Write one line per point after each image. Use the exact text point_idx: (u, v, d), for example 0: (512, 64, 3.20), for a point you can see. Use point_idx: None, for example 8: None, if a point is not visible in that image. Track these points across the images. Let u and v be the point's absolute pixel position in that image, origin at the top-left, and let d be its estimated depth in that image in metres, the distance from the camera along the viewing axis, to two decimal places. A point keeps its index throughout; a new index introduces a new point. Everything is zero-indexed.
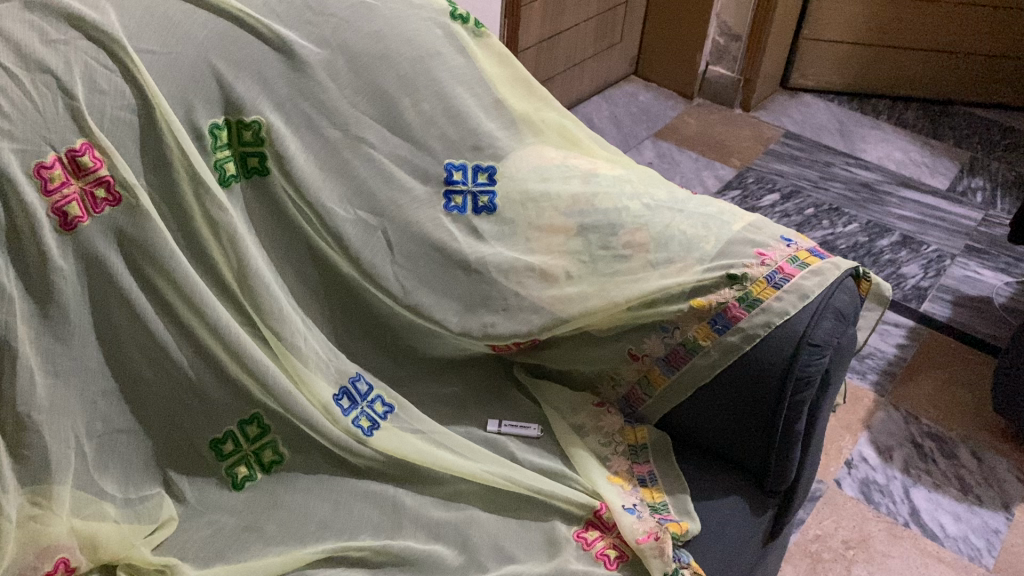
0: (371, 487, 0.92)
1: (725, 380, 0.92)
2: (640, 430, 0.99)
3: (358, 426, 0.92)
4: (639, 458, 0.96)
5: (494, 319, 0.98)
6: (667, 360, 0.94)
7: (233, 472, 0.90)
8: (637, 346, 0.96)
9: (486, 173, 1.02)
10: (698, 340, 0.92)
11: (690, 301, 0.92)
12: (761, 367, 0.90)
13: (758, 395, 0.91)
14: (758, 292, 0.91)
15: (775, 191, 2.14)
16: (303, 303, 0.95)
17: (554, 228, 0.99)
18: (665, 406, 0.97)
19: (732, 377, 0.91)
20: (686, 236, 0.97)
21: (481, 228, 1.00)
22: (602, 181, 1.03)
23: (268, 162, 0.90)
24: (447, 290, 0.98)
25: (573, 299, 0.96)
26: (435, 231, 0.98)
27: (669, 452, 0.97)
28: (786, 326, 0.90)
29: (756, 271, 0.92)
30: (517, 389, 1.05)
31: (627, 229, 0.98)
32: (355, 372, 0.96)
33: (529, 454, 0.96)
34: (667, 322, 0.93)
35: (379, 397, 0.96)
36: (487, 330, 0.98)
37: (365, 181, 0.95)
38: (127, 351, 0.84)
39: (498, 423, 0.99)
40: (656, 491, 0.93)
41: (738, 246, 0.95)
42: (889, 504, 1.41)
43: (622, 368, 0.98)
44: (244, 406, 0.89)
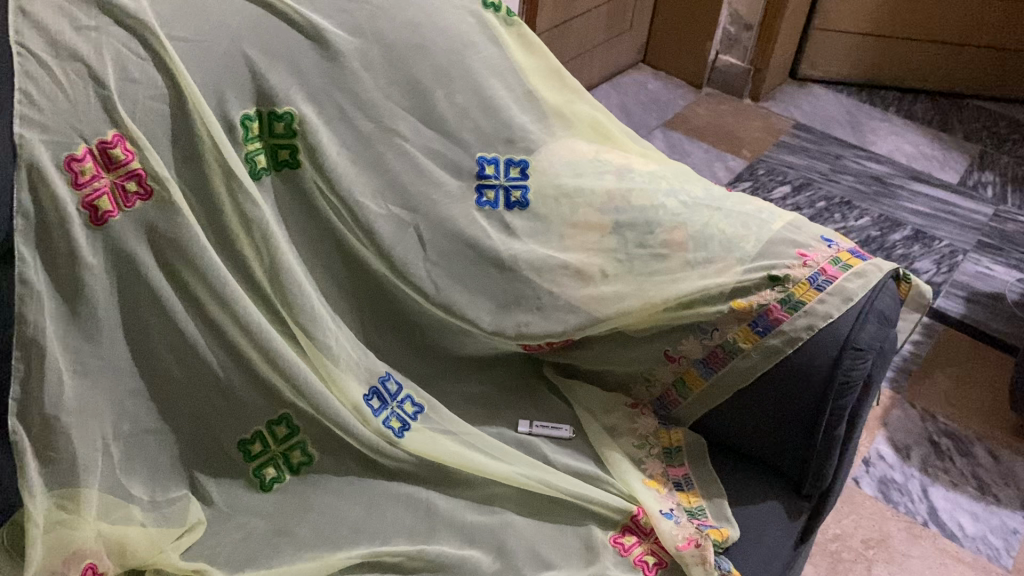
0: (402, 490, 0.90)
1: (765, 383, 0.90)
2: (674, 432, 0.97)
3: (389, 427, 0.90)
4: (674, 461, 0.94)
5: (528, 318, 0.96)
6: (706, 361, 0.93)
7: (262, 474, 0.88)
8: (674, 347, 0.94)
9: (518, 168, 1.00)
10: (738, 343, 0.91)
11: (730, 303, 0.90)
12: (803, 371, 0.88)
13: (799, 399, 0.89)
14: (801, 294, 0.89)
15: (786, 183, 2.12)
16: (332, 300, 0.92)
17: (589, 225, 0.98)
18: (701, 408, 0.95)
19: (772, 380, 0.90)
20: (726, 236, 0.95)
21: (514, 224, 0.98)
22: (637, 178, 1.01)
23: (299, 154, 0.87)
24: (480, 287, 0.95)
25: (608, 299, 0.94)
26: (469, 227, 0.95)
27: (704, 454, 0.95)
28: (829, 329, 0.88)
29: (799, 272, 0.91)
30: (546, 388, 1.03)
31: (665, 227, 0.96)
32: (385, 372, 0.94)
33: (562, 457, 0.94)
34: (706, 323, 0.92)
35: (409, 397, 0.94)
36: (521, 329, 0.96)
37: (398, 175, 0.92)
38: (155, 350, 0.81)
39: (529, 423, 0.97)
40: (693, 495, 0.91)
41: (779, 246, 0.93)
42: (907, 503, 1.40)
43: (657, 369, 0.96)
44: (273, 406, 0.87)
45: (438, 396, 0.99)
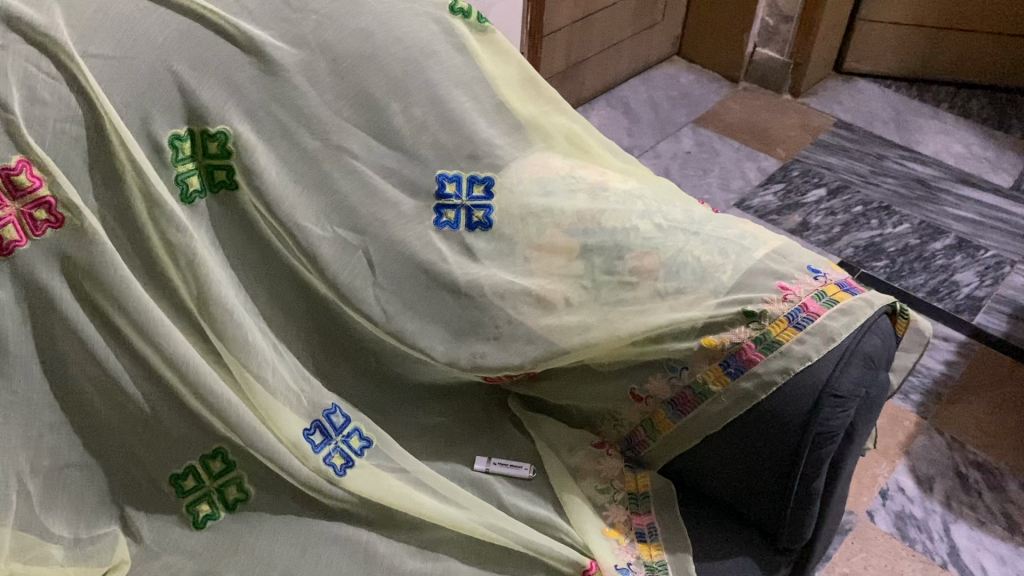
0: (342, 532, 0.85)
1: (735, 429, 0.82)
2: (642, 476, 0.89)
3: (330, 464, 0.85)
4: (639, 508, 0.87)
5: (484, 348, 0.89)
6: (674, 403, 0.85)
7: (194, 511, 0.84)
8: (641, 386, 0.86)
9: (482, 186, 0.93)
10: (707, 384, 0.83)
11: (700, 340, 0.82)
12: (777, 417, 0.80)
13: (773, 448, 0.81)
14: (778, 333, 0.81)
15: (820, 186, 2.00)
16: (277, 327, 0.87)
17: (556, 248, 0.90)
18: (670, 453, 0.87)
19: (744, 426, 0.82)
20: (701, 265, 0.86)
21: (475, 246, 0.91)
22: (611, 196, 0.93)
23: (236, 175, 0.82)
24: (434, 315, 0.89)
25: (570, 330, 0.87)
26: (423, 250, 0.89)
27: (673, 501, 0.87)
28: (806, 373, 0.80)
29: (777, 308, 0.82)
30: (510, 421, 0.96)
31: (635, 253, 0.88)
32: (331, 403, 0.88)
33: (518, 500, 0.88)
34: (674, 361, 0.84)
35: (356, 430, 0.89)
36: (476, 361, 0.89)
37: (345, 196, 0.86)
38: (75, 381, 0.77)
39: (486, 461, 0.91)
40: (655, 548, 0.84)
41: (758, 277, 0.85)
42: (925, 542, 1.30)
43: (623, 408, 0.88)
44: (207, 440, 0.83)
45: (391, 428, 0.93)
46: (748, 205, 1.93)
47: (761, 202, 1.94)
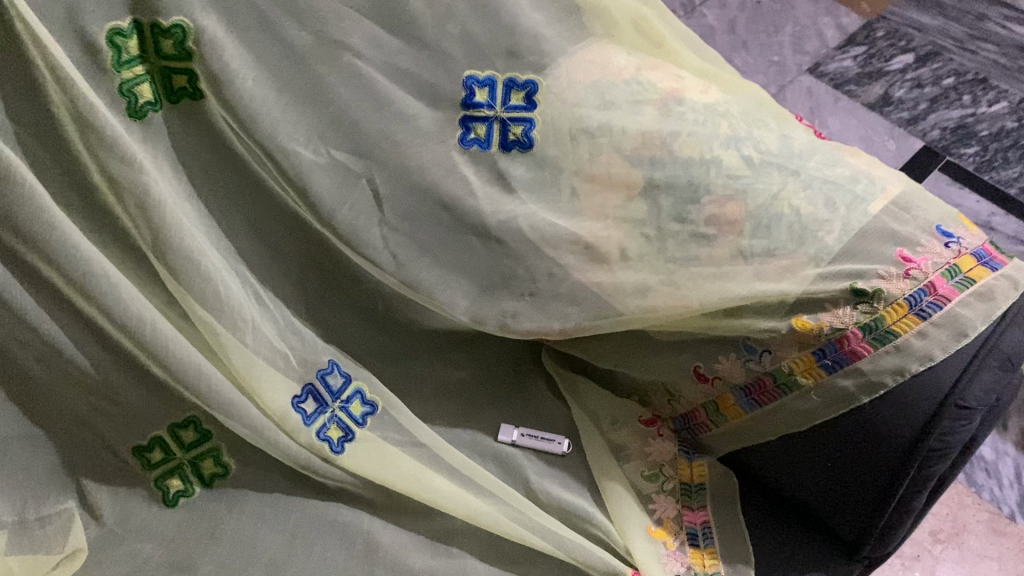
0: (340, 517, 0.71)
1: (824, 432, 0.66)
2: (700, 464, 0.74)
3: (325, 439, 0.70)
4: (694, 502, 0.73)
5: (515, 308, 0.73)
6: (750, 392, 0.68)
7: (164, 486, 0.70)
8: (708, 365, 0.70)
9: (523, 92, 0.72)
10: (795, 376, 0.66)
11: (791, 321, 0.65)
12: (881, 427, 0.64)
13: (870, 462, 0.65)
14: (894, 323, 0.63)
15: (908, 50, 1.72)
16: (259, 271, 0.71)
17: (613, 181, 0.71)
18: (736, 444, 0.72)
19: (837, 430, 0.66)
20: (799, 219, 0.67)
21: (510, 172, 0.71)
22: (688, 112, 0.72)
23: (200, 82, 0.62)
24: (458, 262, 0.72)
25: (627, 293, 0.70)
26: (443, 178, 0.69)
27: (734, 498, 0.73)
28: (928, 375, 0.63)
29: (896, 288, 0.63)
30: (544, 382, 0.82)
31: (714, 197, 0.68)
32: (328, 361, 0.73)
33: (549, 484, 0.74)
34: (754, 341, 0.67)
35: (358, 393, 0.74)
36: (507, 321, 0.74)
37: (346, 109, 0.67)
38: (6, 347, 0.62)
39: (512, 432, 0.77)
40: (710, 557, 0.70)
41: (872, 242, 0.66)
42: (993, 489, 1.17)
43: (682, 385, 0.72)
44: (175, 408, 0.68)
45: (400, 389, 0.78)
46: (823, 71, 1.68)
47: (839, 68, 1.68)
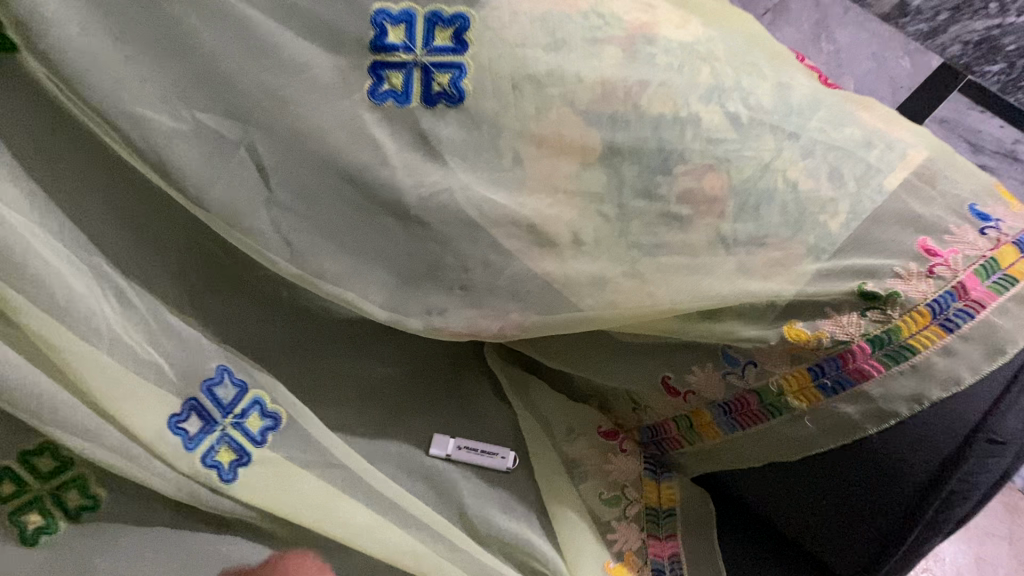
0: (237, 553, 0.60)
1: (819, 463, 0.54)
2: (668, 488, 0.62)
3: (213, 465, 0.57)
4: (662, 530, 0.61)
5: (443, 303, 0.58)
6: (731, 411, 0.56)
7: (20, 523, 0.56)
8: (678, 376, 0.57)
9: (451, 29, 0.54)
10: (786, 397, 0.53)
11: (782, 329, 0.52)
12: (893, 462, 0.52)
13: (876, 501, 0.53)
14: (912, 337, 0.50)
15: None
16: (124, 258, 0.57)
17: (565, 145, 0.54)
18: (713, 467, 0.60)
19: (835, 462, 0.53)
20: (795, 198, 0.53)
21: (436, 134, 0.54)
22: (663, 52, 0.56)
23: (8, 29, 0.49)
24: (370, 246, 0.57)
25: (582, 286, 0.56)
26: (348, 144, 0.54)
27: (710, 529, 0.62)
28: (952, 402, 0.50)
29: (915, 289, 0.50)
30: (488, 382, 0.70)
31: (690, 166, 0.54)
32: (217, 368, 0.60)
33: (489, 510, 0.62)
34: (735, 352, 0.54)
35: (256, 404, 0.61)
36: (432, 319, 0.59)
37: (213, 58, 0.52)
38: None
39: (447, 446, 0.64)
40: None
41: (888, 229, 0.52)
42: None
43: (646, 394, 0.60)
44: (23, 432, 0.57)
45: (315, 397, 0.65)
46: None
47: None
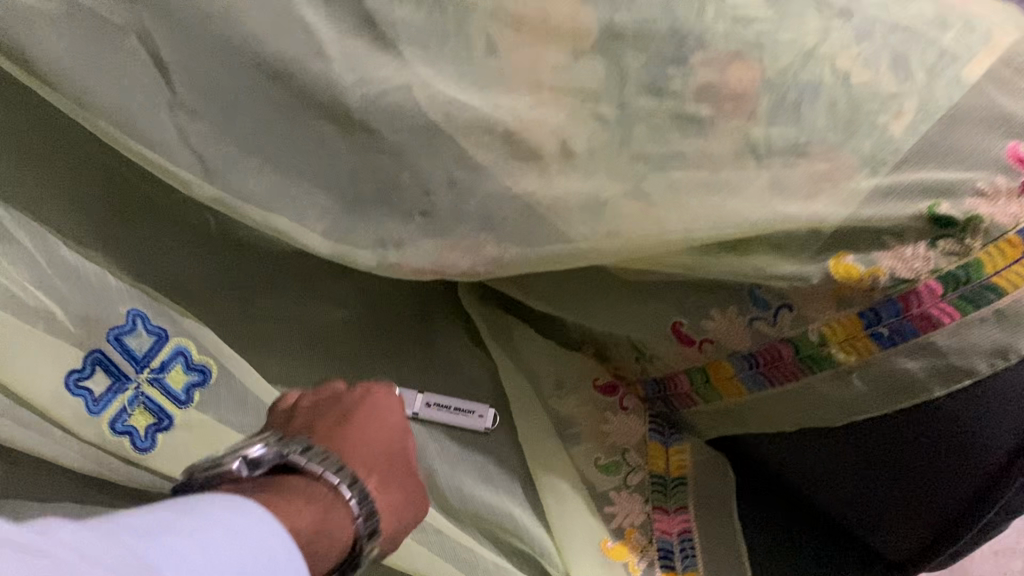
0: None
1: (876, 436, 0.44)
2: (678, 451, 0.53)
3: (125, 432, 0.47)
4: (671, 502, 0.51)
5: (399, 232, 0.47)
6: (760, 365, 0.45)
7: None
8: (693, 321, 0.46)
9: None
10: (830, 348, 0.42)
11: (830, 263, 0.41)
12: (971, 437, 0.41)
13: (947, 483, 0.43)
14: (999, 275, 0.39)
15: None
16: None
17: (549, 28, 0.42)
18: (734, 429, 0.50)
19: (899, 436, 0.43)
20: (847, 93, 0.41)
21: (386, 15, 0.43)
22: None
23: None
24: (306, 162, 0.46)
25: (572, 210, 0.44)
26: (272, 29, 0.42)
27: (728, 504, 0.52)
28: None
29: (1004, 211, 0.39)
30: (464, 325, 0.59)
31: (709, 54, 0.42)
32: (126, 314, 0.49)
33: (462, 478, 0.51)
34: (766, 292, 0.43)
35: (180, 355, 0.50)
36: (388, 253, 0.47)
37: None
38: None
39: (414, 404, 0.53)
40: None
41: (969, 133, 0.40)
42: None
43: (654, 343, 0.49)
44: None
45: (252, 347, 0.54)
46: None
47: None
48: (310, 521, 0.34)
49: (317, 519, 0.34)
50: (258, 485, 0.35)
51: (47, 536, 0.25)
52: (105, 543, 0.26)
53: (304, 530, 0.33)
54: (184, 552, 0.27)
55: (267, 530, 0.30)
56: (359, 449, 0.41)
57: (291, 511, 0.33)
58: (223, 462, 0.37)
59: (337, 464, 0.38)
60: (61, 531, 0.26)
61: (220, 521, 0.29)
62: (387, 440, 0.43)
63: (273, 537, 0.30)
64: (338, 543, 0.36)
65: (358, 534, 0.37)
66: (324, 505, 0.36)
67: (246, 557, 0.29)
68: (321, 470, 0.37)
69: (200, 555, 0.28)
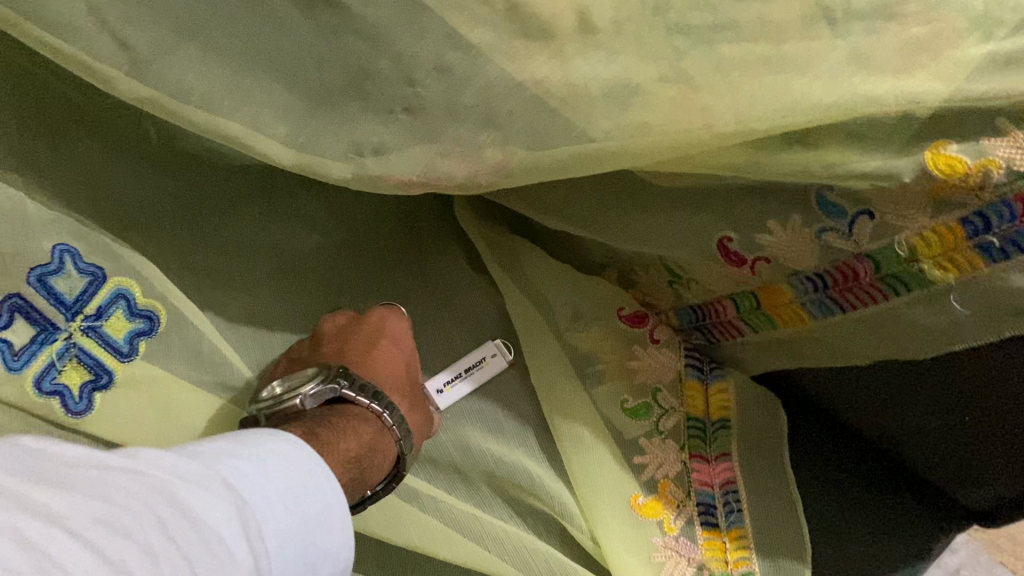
0: None
1: (950, 374, 0.36)
2: (719, 392, 0.45)
3: (52, 391, 0.39)
4: (712, 449, 0.44)
5: (379, 134, 0.38)
6: (828, 288, 0.37)
7: None
8: (745, 235, 0.38)
9: None
10: (920, 265, 0.34)
11: (927, 156, 0.32)
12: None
13: None
14: None
15: None
16: None
17: None
18: (787, 361, 0.42)
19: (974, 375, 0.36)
20: None
21: None
22: None
23: None
24: (259, 49, 0.36)
25: (593, 100, 0.35)
26: None
27: (780, 448, 0.44)
28: None
29: None
30: (467, 253, 0.52)
31: None
32: (52, 251, 0.39)
33: (466, 429, 0.44)
34: (844, 198, 0.34)
35: (121, 299, 0.41)
36: (370, 162, 0.38)
37: None
38: None
39: (445, 380, 0.45)
40: (736, 546, 0.42)
41: None
42: None
43: (694, 264, 0.41)
44: None
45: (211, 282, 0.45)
46: None
47: None
48: (357, 447, 0.36)
49: (363, 443, 0.37)
50: (310, 418, 0.37)
51: (137, 457, 0.25)
52: (184, 459, 0.27)
53: (348, 460, 0.35)
54: (250, 473, 0.28)
55: (309, 460, 0.31)
56: (388, 377, 0.42)
57: (340, 446, 0.35)
58: (275, 394, 0.39)
59: (376, 390, 0.40)
60: (143, 452, 0.26)
61: (271, 451, 0.30)
62: (412, 367, 0.44)
63: (316, 462, 0.31)
64: (382, 464, 0.38)
65: (401, 453, 0.39)
66: (369, 437, 0.38)
67: (300, 482, 0.30)
68: (365, 399, 0.39)
69: (261, 475, 0.29)
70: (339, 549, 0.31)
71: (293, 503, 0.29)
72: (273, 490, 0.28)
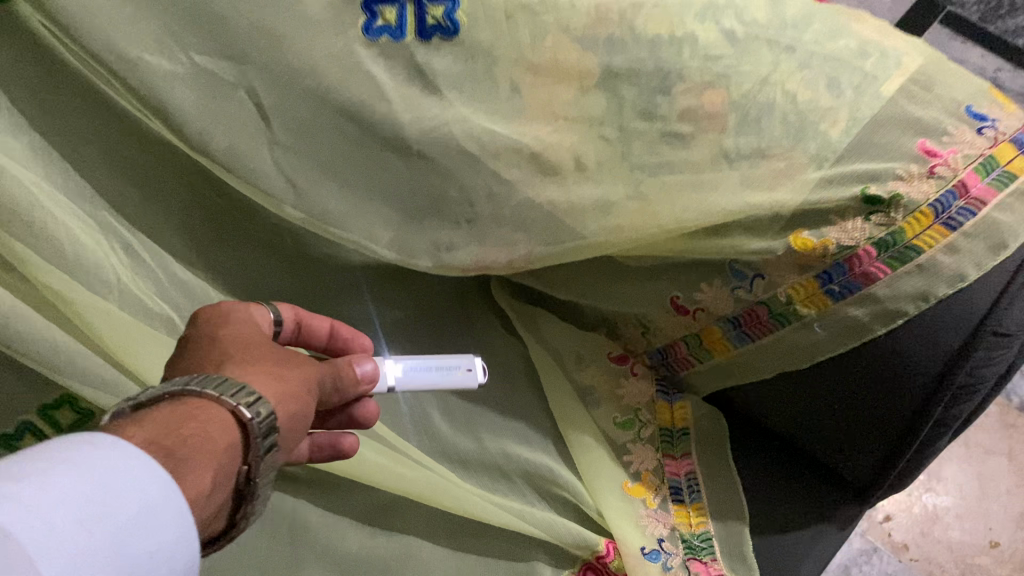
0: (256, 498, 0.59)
1: (824, 372, 0.56)
2: (681, 407, 0.65)
3: None
4: (676, 448, 0.63)
5: (449, 236, 0.58)
6: (741, 325, 0.58)
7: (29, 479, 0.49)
8: (687, 294, 0.58)
9: None
10: (794, 305, 0.55)
11: (789, 238, 0.53)
12: (910, 366, 0.53)
13: (881, 408, 0.55)
14: (920, 240, 0.51)
15: None
16: (132, 208, 0.57)
17: (563, 69, 0.53)
18: (723, 382, 0.62)
19: (864, 371, 0.55)
20: (796, 108, 0.53)
21: (434, 65, 0.53)
22: None
23: None
24: (374, 185, 0.56)
25: (585, 211, 0.56)
26: (342, 82, 0.52)
27: (723, 444, 0.64)
28: (960, 297, 0.52)
29: (919, 190, 0.51)
30: (499, 319, 0.72)
31: (689, 85, 0.54)
32: None
33: (504, 441, 0.62)
34: (745, 266, 0.55)
35: None
36: (440, 254, 0.59)
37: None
38: None
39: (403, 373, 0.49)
40: (696, 513, 0.60)
41: (889, 132, 0.52)
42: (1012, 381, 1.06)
43: (656, 317, 0.61)
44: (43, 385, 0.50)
45: None
46: None
47: None
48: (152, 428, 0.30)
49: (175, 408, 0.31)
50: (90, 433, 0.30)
51: None
52: None
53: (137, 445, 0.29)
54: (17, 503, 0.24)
55: (121, 464, 0.27)
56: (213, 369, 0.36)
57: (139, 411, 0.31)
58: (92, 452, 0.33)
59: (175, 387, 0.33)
60: None
61: (67, 459, 0.26)
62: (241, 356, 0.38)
63: (127, 460, 0.27)
64: (217, 431, 0.32)
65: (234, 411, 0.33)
66: (178, 409, 0.32)
67: (103, 484, 0.26)
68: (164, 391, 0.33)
69: (44, 502, 0.24)
70: (175, 544, 0.27)
71: (92, 503, 0.25)
72: (66, 503, 0.25)
